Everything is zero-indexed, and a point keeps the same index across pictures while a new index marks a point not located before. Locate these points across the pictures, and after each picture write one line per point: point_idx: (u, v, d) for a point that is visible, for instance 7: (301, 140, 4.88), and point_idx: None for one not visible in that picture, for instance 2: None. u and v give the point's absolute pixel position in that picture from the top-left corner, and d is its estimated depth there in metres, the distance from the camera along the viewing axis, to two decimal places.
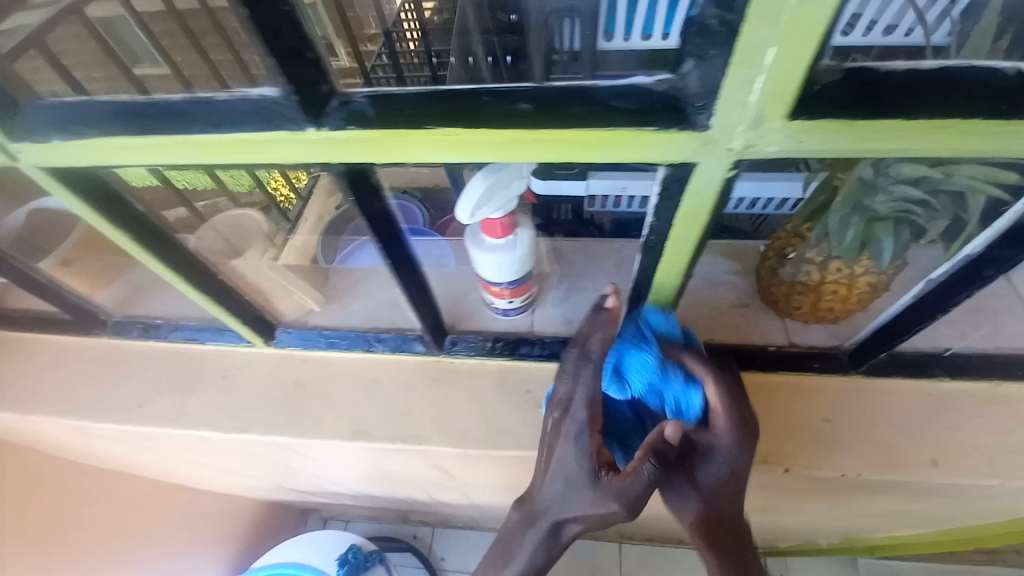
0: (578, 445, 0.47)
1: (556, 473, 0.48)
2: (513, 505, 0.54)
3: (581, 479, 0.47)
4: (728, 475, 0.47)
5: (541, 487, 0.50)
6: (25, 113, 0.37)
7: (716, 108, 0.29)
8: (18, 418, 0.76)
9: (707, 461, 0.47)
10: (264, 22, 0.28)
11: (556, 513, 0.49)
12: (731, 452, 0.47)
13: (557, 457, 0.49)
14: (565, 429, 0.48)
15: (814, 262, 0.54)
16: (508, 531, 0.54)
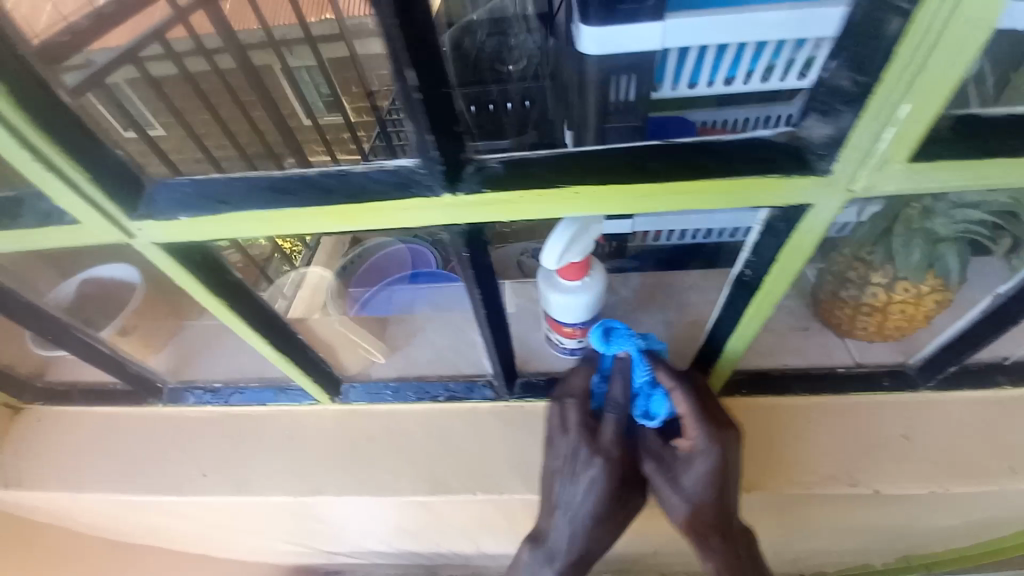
0: (597, 501, 0.52)
1: (573, 522, 0.53)
2: (522, 546, 0.58)
3: (596, 526, 0.53)
4: (713, 471, 0.50)
5: (554, 532, 0.54)
6: (152, 194, 0.38)
7: (840, 154, 0.32)
8: (70, 497, 0.73)
9: (687, 468, 0.51)
10: (431, 102, 0.30)
11: (567, 557, 0.54)
12: (708, 448, 0.50)
13: (575, 510, 0.53)
14: (579, 484, 0.52)
15: (880, 284, 0.56)
16: (524, 574, 0.57)
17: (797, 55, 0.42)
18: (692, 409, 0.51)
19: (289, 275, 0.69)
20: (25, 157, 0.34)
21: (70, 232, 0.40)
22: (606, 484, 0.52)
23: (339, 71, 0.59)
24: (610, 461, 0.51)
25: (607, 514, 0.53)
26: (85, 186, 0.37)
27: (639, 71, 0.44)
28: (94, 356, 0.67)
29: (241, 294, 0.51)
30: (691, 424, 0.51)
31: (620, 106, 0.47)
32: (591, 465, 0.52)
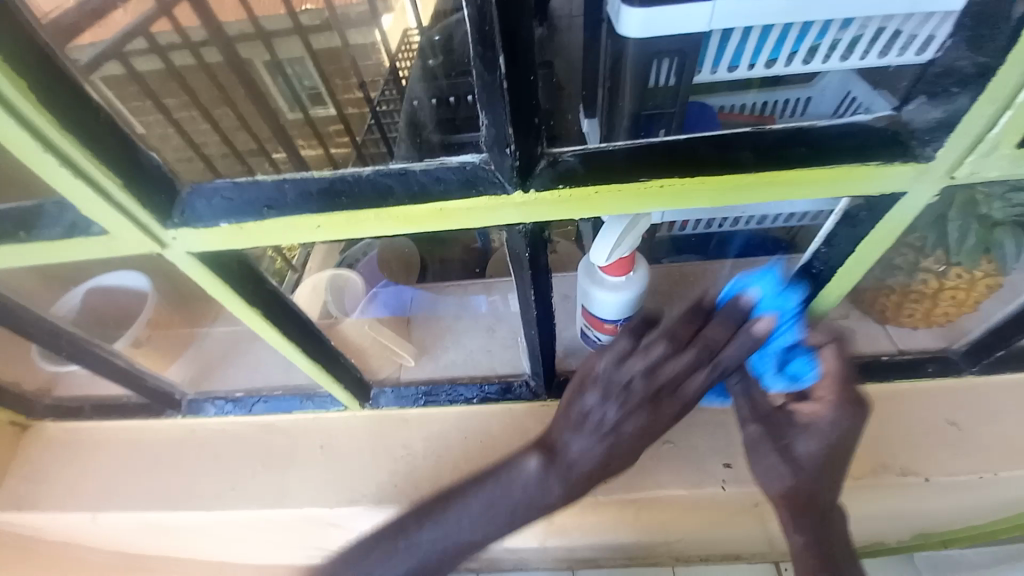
0: (642, 427, 0.49)
1: (608, 445, 0.49)
2: (531, 452, 0.51)
3: (627, 453, 0.50)
4: (830, 447, 0.47)
5: (581, 447, 0.50)
6: (190, 201, 0.36)
7: (947, 140, 0.30)
8: (89, 518, 0.70)
9: (807, 437, 0.47)
10: (514, 94, 0.27)
11: (583, 475, 0.50)
12: (833, 423, 0.46)
13: (607, 432, 0.49)
14: (631, 417, 0.48)
15: (932, 270, 0.55)
16: (523, 484, 0.50)
17: (842, 35, 0.40)
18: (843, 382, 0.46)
19: (291, 274, 0.61)
20: (51, 161, 0.30)
21: (98, 243, 0.37)
22: (664, 421, 0.50)
23: (326, 68, 0.62)
24: (683, 405, 0.49)
25: (647, 440, 0.51)
26: (113, 193, 0.33)
27: (681, 55, 0.40)
28: (110, 370, 0.64)
29: (276, 304, 0.49)
30: (836, 391, 0.46)
31: (658, 93, 0.43)
32: (657, 406, 0.49)
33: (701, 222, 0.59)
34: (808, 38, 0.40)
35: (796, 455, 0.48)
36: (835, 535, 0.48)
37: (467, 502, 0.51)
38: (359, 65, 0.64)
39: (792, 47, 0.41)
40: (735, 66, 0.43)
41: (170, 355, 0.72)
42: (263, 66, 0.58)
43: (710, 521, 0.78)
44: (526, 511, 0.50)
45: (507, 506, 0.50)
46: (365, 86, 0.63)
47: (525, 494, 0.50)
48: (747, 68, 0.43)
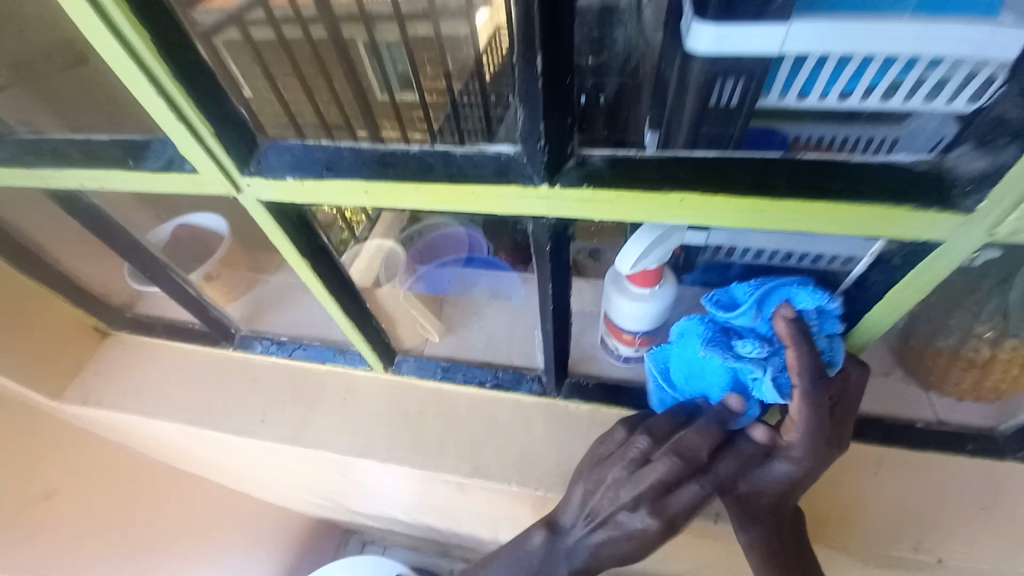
0: (634, 534, 0.45)
1: (600, 543, 0.47)
2: (539, 530, 0.51)
3: (635, 552, 0.46)
4: (797, 478, 0.44)
5: (574, 543, 0.48)
6: (265, 153, 0.41)
7: (990, 192, 0.29)
8: (143, 420, 0.80)
9: (760, 465, 0.45)
10: (549, 91, 0.30)
11: (582, 564, 0.48)
12: (804, 459, 0.43)
13: (602, 521, 0.47)
14: (621, 514, 0.45)
15: (984, 337, 0.52)
16: (530, 556, 0.50)
17: (931, 74, 0.36)
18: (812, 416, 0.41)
19: (353, 244, 0.66)
20: (160, 105, 0.37)
21: (186, 179, 0.43)
22: (654, 535, 0.44)
23: (419, 53, 0.62)
24: (670, 521, 0.43)
25: (650, 545, 0.45)
26: (204, 135, 0.39)
27: (749, 73, 0.38)
28: (181, 294, 0.74)
29: (323, 256, 0.54)
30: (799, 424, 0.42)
31: (719, 113, 0.41)
32: (643, 513, 0.44)
33: None
34: (888, 75, 0.37)
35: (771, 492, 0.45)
36: (777, 533, 0.47)
37: (490, 571, 0.53)
38: (447, 54, 0.61)
39: (872, 82, 0.38)
40: (806, 95, 0.40)
41: (233, 292, 0.81)
42: (362, 47, 0.62)
43: (701, 553, 0.77)
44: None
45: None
46: (448, 79, 0.60)
47: (530, 565, 0.50)
48: (820, 98, 0.40)
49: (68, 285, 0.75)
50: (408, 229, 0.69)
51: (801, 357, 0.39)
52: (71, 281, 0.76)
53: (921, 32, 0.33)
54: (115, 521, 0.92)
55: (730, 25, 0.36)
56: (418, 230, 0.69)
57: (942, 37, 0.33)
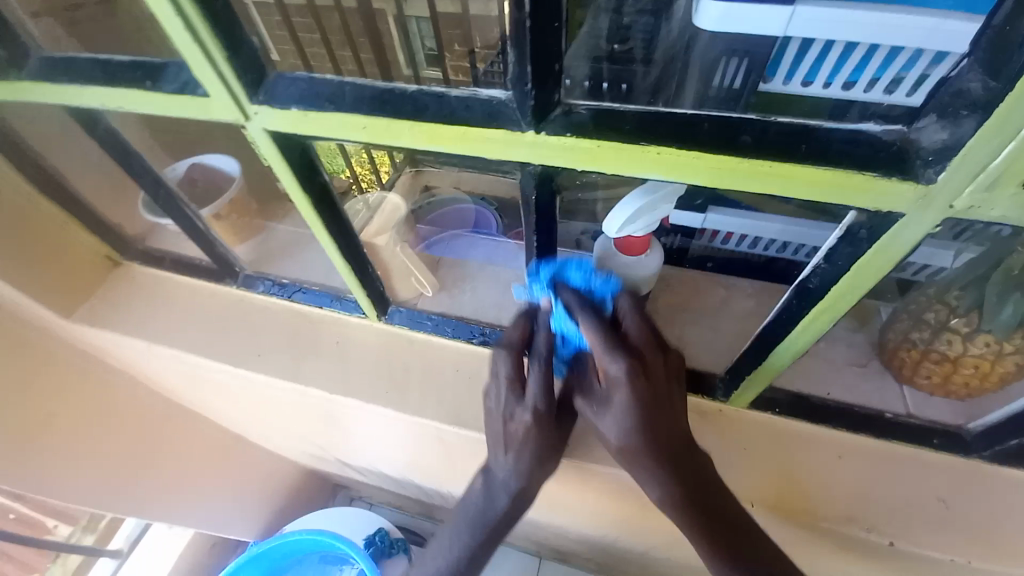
0: (522, 434, 0.53)
1: (514, 463, 0.54)
2: (478, 474, 0.60)
3: (540, 465, 0.55)
4: (634, 402, 0.48)
5: (500, 475, 0.56)
6: (273, 85, 0.44)
7: (950, 164, 0.30)
8: (148, 347, 0.84)
9: (606, 409, 0.50)
10: (538, 35, 0.31)
11: (515, 490, 0.56)
12: (627, 380, 0.47)
13: (504, 445, 0.54)
14: (508, 424, 0.53)
15: (958, 332, 0.53)
16: (476, 498, 0.59)
17: (932, 72, 0.35)
18: (599, 343, 0.48)
19: (376, 191, 0.70)
20: (178, 25, 0.39)
21: (199, 103, 0.46)
22: (533, 430, 0.52)
23: (447, 30, 0.53)
24: (538, 416, 0.52)
25: (542, 437, 0.53)
26: (216, 59, 0.41)
27: (751, 55, 0.38)
28: (192, 228, 0.77)
29: (326, 199, 0.57)
30: (601, 358, 0.48)
31: (725, 95, 0.39)
32: (519, 413, 0.52)
33: (746, 239, 0.62)
34: (893, 67, 0.36)
35: (616, 423, 0.49)
36: (684, 487, 0.51)
37: (451, 524, 0.62)
38: (475, 34, 0.50)
39: (875, 74, 0.37)
40: (810, 83, 0.40)
41: (241, 234, 0.84)
42: (390, 20, 0.56)
43: (663, 521, 0.80)
44: (483, 523, 0.59)
45: (476, 518, 0.60)
46: (475, 57, 0.49)
47: (479, 507, 0.59)
48: (823, 87, 0.40)
49: (84, 210, 0.79)
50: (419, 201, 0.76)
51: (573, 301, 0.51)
52: (87, 208, 0.79)
53: (926, 27, 0.33)
54: (109, 439, 0.98)
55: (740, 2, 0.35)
56: (428, 203, 0.78)
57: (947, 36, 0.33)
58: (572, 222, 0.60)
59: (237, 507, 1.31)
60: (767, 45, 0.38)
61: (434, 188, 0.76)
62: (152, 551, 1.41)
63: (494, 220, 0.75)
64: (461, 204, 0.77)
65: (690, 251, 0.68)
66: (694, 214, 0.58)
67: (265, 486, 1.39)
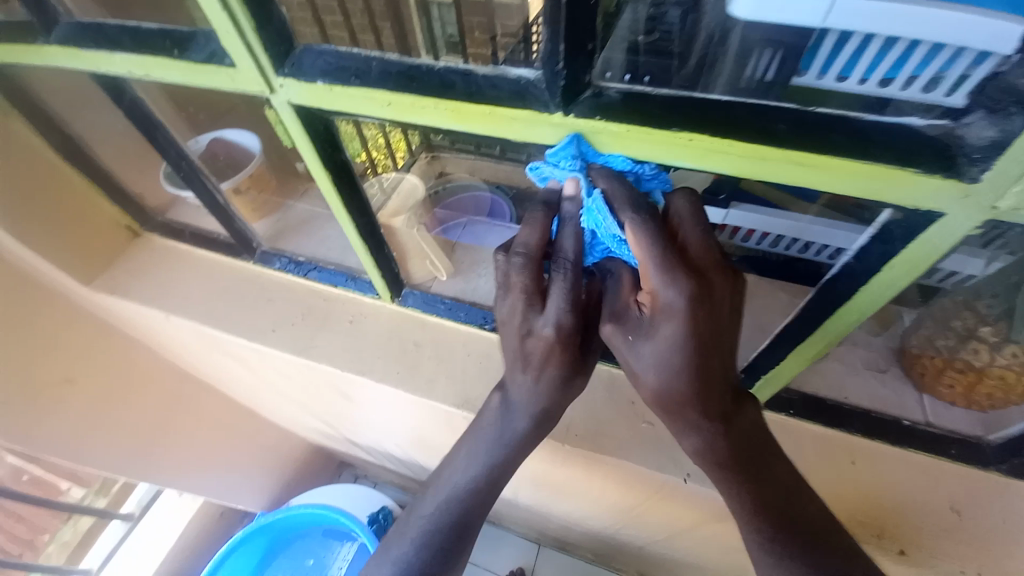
0: (542, 352, 0.46)
1: (534, 383, 0.48)
2: (494, 393, 0.54)
3: (561, 385, 0.48)
4: (685, 336, 0.39)
5: (518, 396, 0.50)
6: (301, 58, 0.43)
7: (996, 163, 0.30)
8: (164, 318, 0.86)
9: (645, 340, 0.42)
10: (574, 13, 0.31)
11: (536, 410, 0.50)
12: (679, 309, 0.38)
13: (522, 361, 0.48)
14: (527, 335, 0.46)
15: (986, 341, 0.51)
16: (491, 418, 0.54)
17: (974, 72, 0.29)
18: (654, 256, 0.38)
19: (391, 173, 0.69)
20: None
21: (224, 74, 0.45)
22: (556, 346, 0.45)
23: (468, 15, 0.50)
24: (564, 332, 0.44)
25: (564, 359, 0.46)
26: (244, 29, 0.41)
27: (786, 43, 0.32)
28: (211, 202, 0.78)
29: (347, 175, 0.56)
30: (652, 279, 0.39)
31: (751, 88, 0.34)
32: (540, 323, 0.45)
33: (767, 237, 0.62)
34: (934, 63, 0.29)
35: (657, 357, 0.41)
36: (720, 434, 0.46)
37: (457, 452, 0.56)
38: (497, 22, 0.49)
39: (914, 70, 0.30)
40: (846, 77, 0.33)
41: (259, 210, 0.85)
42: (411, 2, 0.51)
43: (667, 517, 0.80)
44: (498, 449, 0.53)
45: (489, 443, 0.53)
46: (497, 43, 0.47)
47: (493, 431, 0.53)
48: (858, 83, 0.32)
49: (108, 180, 0.80)
50: (434, 185, 0.75)
51: (617, 192, 0.39)
52: (109, 177, 0.80)
53: (982, 25, 0.26)
54: (122, 406, 1.00)
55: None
56: (444, 189, 0.76)
57: (995, 36, 0.26)
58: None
59: (245, 479, 1.34)
60: (805, 35, 0.31)
61: (449, 172, 0.74)
62: (162, 517, 1.45)
63: (508, 208, 0.73)
64: (477, 191, 0.75)
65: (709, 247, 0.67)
66: (716, 209, 0.56)
67: (273, 460, 1.41)
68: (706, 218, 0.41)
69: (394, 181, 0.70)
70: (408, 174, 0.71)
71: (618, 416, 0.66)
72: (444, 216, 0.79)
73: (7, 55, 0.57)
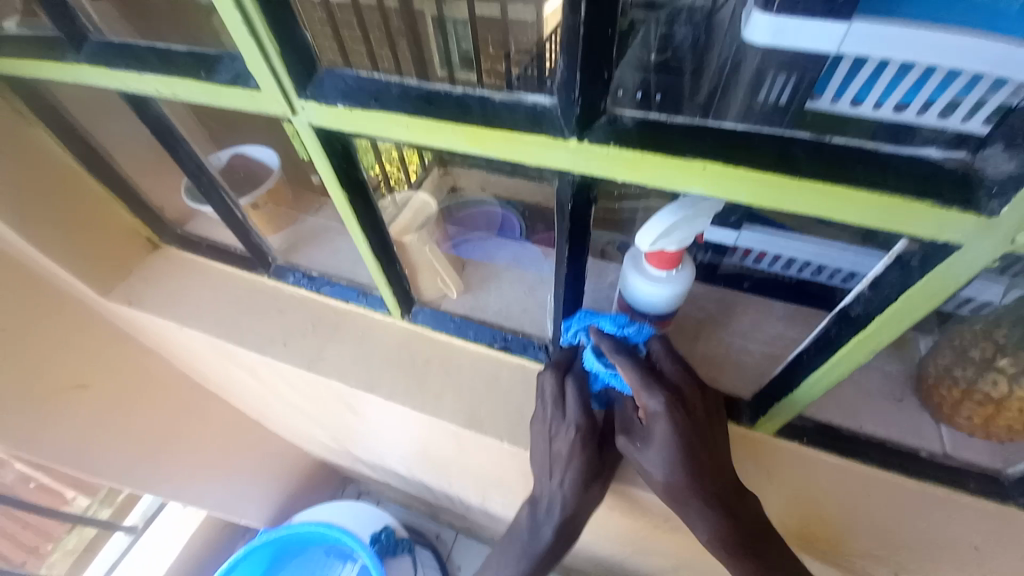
0: (567, 452, 0.56)
1: (563, 487, 0.58)
2: (524, 507, 0.63)
3: (584, 494, 0.58)
4: (673, 433, 0.50)
5: (547, 505, 0.60)
6: (322, 81, 0.45)
7: (1015, 196, 0.30)
8: (177, 328, 0.87)
9: (647, 445, 0.52)
10: (592, 42, 0.31)
11: (564, 515, 0.59)
12: (663, 411, 0.50)
13: (549, 478, 0.59)
14: (552, 454, 0.58)
15: (1004, 372, 0.50)
16: (523, 529, 0.63)
17: (992, 98, 0.30)
18: (639, 375, 0.51)
19: (404, 190, 0.68)
20: (236, 17, 0.40)
21: (247, 94, 0.47)
22: (574, 455, 0.57)
23: (484, 33, 0.51)
24: (578, 440, 0.56)
25: (583, 467, 0.57)
26: (269, 52, 0.42)
27: (802, 70, 0.34)
28: (229, 215, 0.79)
29: (362, 194, 0.57)
30: (640, 394, 0.51)
31: (767, 112, 0.36)
32: (559, 439, 0.57)
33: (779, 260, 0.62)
34: (950, 90, 0.32)
35: (657, 457, 0.51)
36: (734, 531, 0.51)
37: (501, 552, 0.65)
38: (513, 36, 0.49)
39: (931, 96, 0.32)
40: (860, 102, 0.34)
41: (275, 224, 0.86)
42: (429, 20, 0.53)
43: (674, 545, 0.78)
44: (531, 554, 0.62)
45: (523, 547, 0.62)
46: (511, 61, 0.47)
47: (526, 537, 0.62)
48: (874, 108, 0.34)
49: (130, 192, 0.82)
50: (448, 200, 0.74)
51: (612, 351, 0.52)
52: (132, 190, 0.82)
53: (990, 51, 0.28)
54: (132, 415, 1.01)
55: (791, 13, 0.31)
56: (455, 204, 0.75)
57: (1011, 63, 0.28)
58: (602, 231, 0.59)
59: (249, 491, 1.33)
60: (819, 60, 0.33)
61: (461, 189, 0.73)
62: (164, 527, 1.44)
63: (518, 223, 0.72)
64: (488, 206, 0.74)
65: (720, 268, 0.67)
66: (728, 231, 0.57)
67: (277, 473, 1.40)
68: (677, 354, 0.55)
69: (404, 199, 0.69)
70: (418, 192, 0.69)
71: None
72: (455, 232, 0.79)
73: (38, 71, 0.59)
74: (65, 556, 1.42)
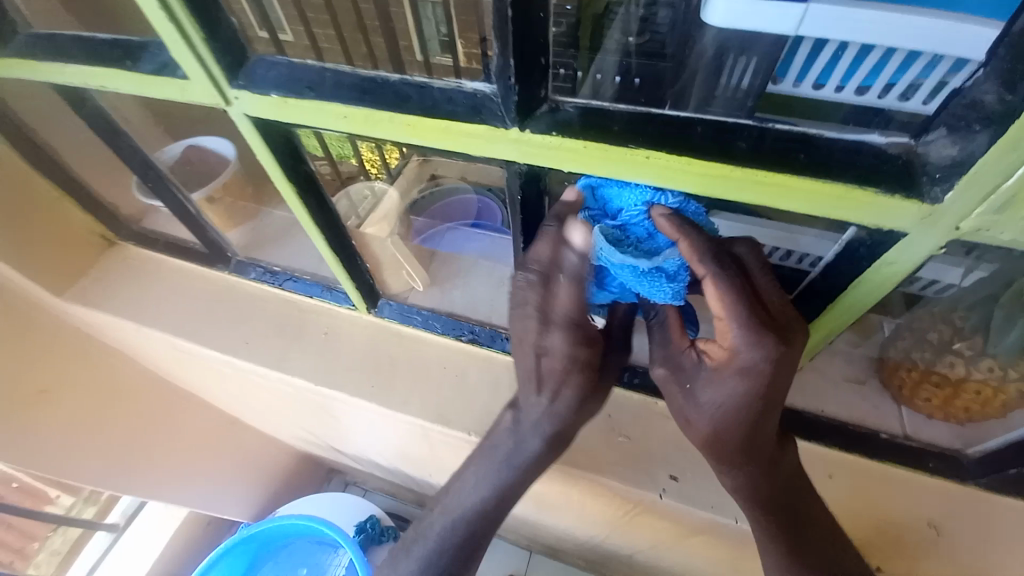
0: (559, 370, 0.47)
1: (553, 401, 0.49)
2: (506, 413, 0.55)
3: (576, 406, 0.50)
4: (746, 395, 0.40)
5: (532, 419, 0.51)
6: (253, 69, 0.42)
7: (957, 183, 0.29)
8: (137, 329, 0.84)
9: (702, 393, 0.42)
10: (519, 30, 0.30)
11: (551, 434, 0.51)
12: (751, 372, 0.39)
13: (541, 378, 0.48)
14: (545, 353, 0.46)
15: (961, 354, 0.51)
16: (504, 443, 0.54)
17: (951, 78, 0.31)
18: (738, 314, 0.37)
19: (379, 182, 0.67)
20: (152, 4, 0.37)
21: (179, 86, 0.44)
22: (575, 357, 0.46)
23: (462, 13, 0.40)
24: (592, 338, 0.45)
25: (582, 377, 0.48)
26: (193, 40, 0.39)
27: (761, 52, 0.33)
28: (182, 211, 0.76)
29: (312, 188, 0.55)
30: (734, 339, 0.38)
31: (732, 98, 0.34)
32: (557, 340, 0.44)
33: None
34: (910, 71, 0.32)
35: (710, 406, 0.42)
36: (767, 483, 0.48)
37: (471, 467, 0.57)
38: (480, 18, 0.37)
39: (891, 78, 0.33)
40: (822, 85, 0.35)
41: (233, 220, 0.83)
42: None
43: (649, 530, 0.79)
44: (508, 468, 0.54)
45: (498, 465, 0.55)
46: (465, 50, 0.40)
47: (504, 452, 0.54)
48: (835, 90, 0.35)
49: (79, 190, 0.78)
50: (425, 189, 0.70)
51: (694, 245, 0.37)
52: (81, 188, 0.78)
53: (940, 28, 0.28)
54: (101, 421, 0.98)
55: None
56: (432, 193, 0.73)
57: (961, 43, 0.28)
58: None
59: (230, 490, 1.32)
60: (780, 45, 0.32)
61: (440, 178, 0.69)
62: (146, 527, 1.42)
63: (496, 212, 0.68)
64: (463, 195, 0.72)
65: None
66: None
67: (259, 470, 1.39)
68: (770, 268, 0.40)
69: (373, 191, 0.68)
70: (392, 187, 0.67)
71: (596, 430, 0.65)
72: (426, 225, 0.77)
73: None
74: (53, 556, 1.41)
